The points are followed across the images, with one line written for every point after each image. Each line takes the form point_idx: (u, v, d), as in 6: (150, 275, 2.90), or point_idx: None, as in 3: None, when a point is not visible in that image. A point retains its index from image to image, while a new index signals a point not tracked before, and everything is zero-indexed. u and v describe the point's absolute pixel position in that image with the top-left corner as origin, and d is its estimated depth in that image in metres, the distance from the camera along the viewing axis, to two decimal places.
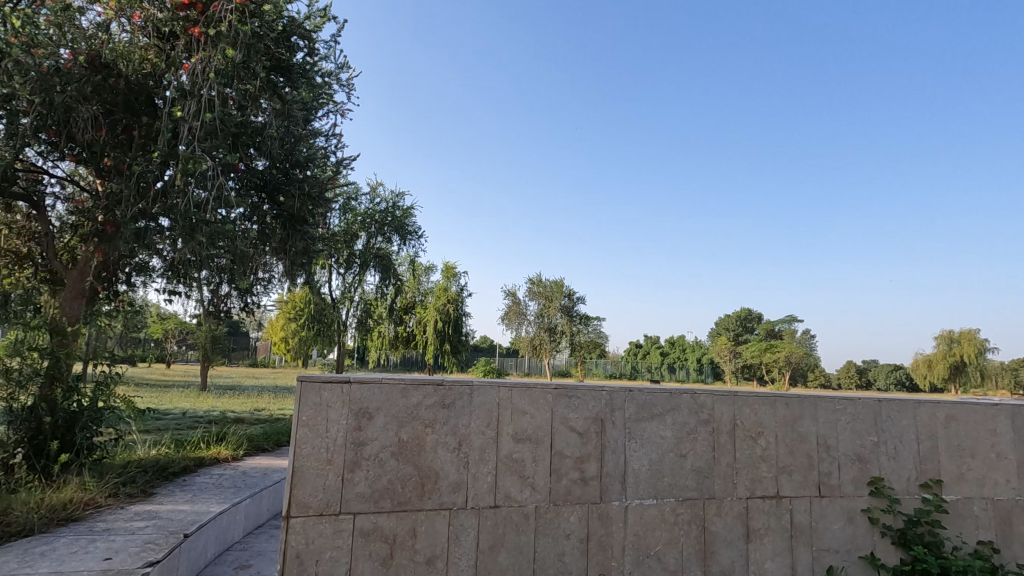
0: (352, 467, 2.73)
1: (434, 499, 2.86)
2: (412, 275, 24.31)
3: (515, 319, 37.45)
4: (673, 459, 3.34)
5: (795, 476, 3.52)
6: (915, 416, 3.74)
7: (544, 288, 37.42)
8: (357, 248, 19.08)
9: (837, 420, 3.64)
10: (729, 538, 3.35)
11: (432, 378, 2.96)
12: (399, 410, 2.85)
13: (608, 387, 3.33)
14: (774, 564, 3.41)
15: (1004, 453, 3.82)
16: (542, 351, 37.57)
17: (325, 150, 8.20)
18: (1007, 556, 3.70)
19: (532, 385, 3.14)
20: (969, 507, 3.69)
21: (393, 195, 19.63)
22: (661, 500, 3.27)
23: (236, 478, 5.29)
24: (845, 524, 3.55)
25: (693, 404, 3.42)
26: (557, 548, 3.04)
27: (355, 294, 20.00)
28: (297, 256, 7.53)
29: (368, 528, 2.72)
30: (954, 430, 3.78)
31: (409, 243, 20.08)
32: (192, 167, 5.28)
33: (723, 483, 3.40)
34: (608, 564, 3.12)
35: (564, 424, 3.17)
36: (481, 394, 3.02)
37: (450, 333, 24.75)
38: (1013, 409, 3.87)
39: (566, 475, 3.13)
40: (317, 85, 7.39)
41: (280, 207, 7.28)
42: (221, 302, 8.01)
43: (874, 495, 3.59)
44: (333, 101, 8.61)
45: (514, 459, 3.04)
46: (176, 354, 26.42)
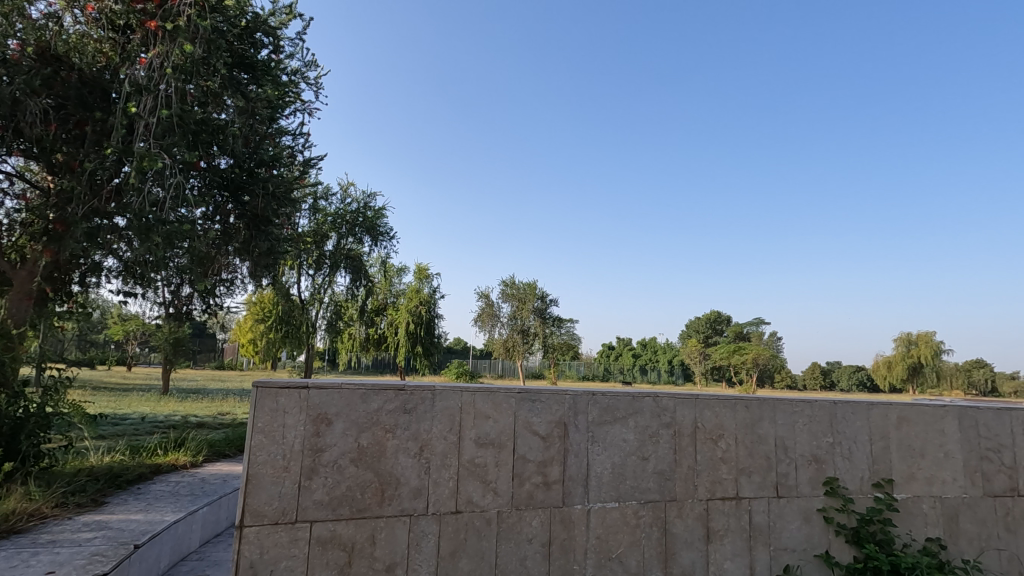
0: (309, 475, 2.67)
1: (395, 505, 2.82)
2: (384, 276, 24.05)
3: (489, 320, 37.40)
4: (635, 462, 3.37)
5: (754, 478, 3.59)
6: (869, 417, 3.85)
7: (517, 290, 37.50)
8: (328, 248, 18.81)
9: (795, 422, 3.73)
10: (689, 539, 3.40)
11: (394, 382, 2.93)
12: (359, 415, 2.81)
13: (571, 390, 3.34)
14: (732, 564, 3.46)
15: (952, 452, 3.96)
16: (514, 353, 37.61)
17: (291, 149, 8.06)
18: (954, 552, 3.83)
19: (495, 389, 3.13)
20: (918, 505, 3.81)
21: (364, 195, 19.43)
22: (623, 503, 3.29)
23: (194, 485, 5.13)
24: (801, 524, 3.63)
25: (655, 407, 3.46)
26: (519, 553, 3.04)
27: (325, 295, 19.70)
28: (262, 257, 7.37)
29: (325, 536, 2.67)
30: (904, 431, 3.91)
31: (381, 243, 19.89)
32: (148, 165, 5.13)
33: (684, 485, 3.45)
34: (570, 567, 3.12)
35: (526, 428, 3.17)
36: (443, 399, 3.00)
37: (422, 334, 24.58)
38: (960, 410, 4.02)
39: (529, 480, 3.13)
40: (282, 83, 7.24)
41: (244, 206, 7.13)
42: (182, 303, 7.80)
43: (829, 494, 3.69)
44: (300, 99, 8.48)
45: (477, 464, 3.03)
46: (138, 356, 25.61)
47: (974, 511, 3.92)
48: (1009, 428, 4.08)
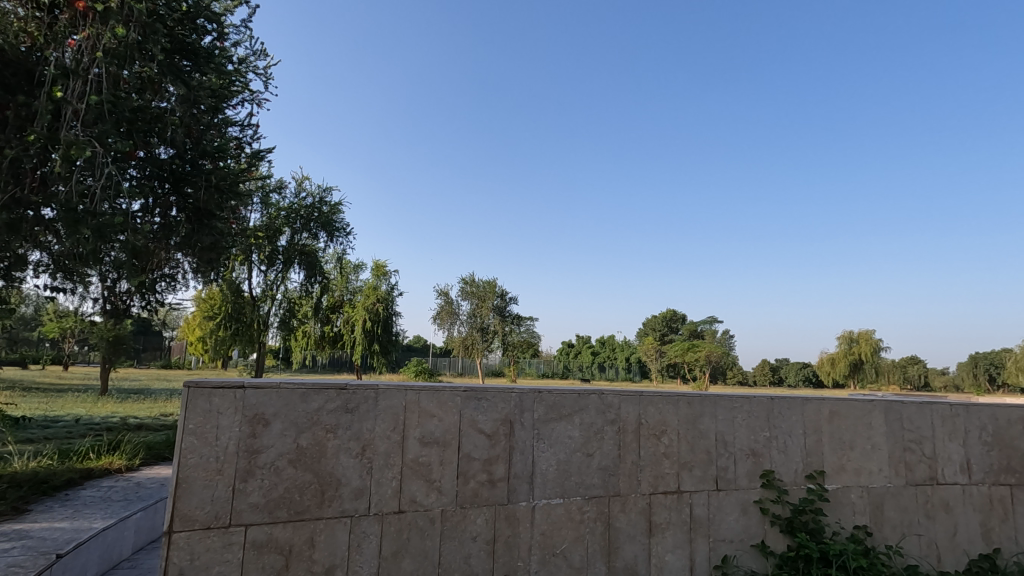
0: (244, 477, 2.59)
1: (335, 507, 2.77)
2: (339, 273, 23.67)
3: (448, 318, 37.15)
4: (580, 458, 3.42)
5: (695, 472, 3.69)
6: (803, 412, 4.03)
7: (477, 288, 37.40)
8: (280, 244, 18.34)
9: (734, 417, 3.86)
10: (632, 533, 3.47)
11: (336, 381, 2.88)
12: (298, 415, 2.75)
13: (518, 388, 3.36)
14: (673, 557, 3.56)
15: (878, 444, 4.18)
16: (473, 351, 37.44)
17: (238, 140, 7.82)
18: (879, 539, 4.05)
19: (440, 388, 3.12)
20: (847, 495, 4.02)
21: (319, 189, 19.03)
22: (567, 499, 3.34)
23: (128, 489, 4.90)
24: (739, 516, 3.76)
25: (600, 404, 3.52)
26: (463, 551, 3.03)
27: (277, 292, 19.21)
28: (204, 252, 7.11)
29: (261, 540, 2.59)
30: (836, 424, 4.11)
31: (337, 240, 19.48)
32: (75, 154, 4.86)
33: (628, 481, 3.52)
34: (514, 564, 3.15)
35: (472, 426, 3.17)
36: (387, 398, 2.97)
37: (379, 332, 24.18)
38: (886, 404, 4.25)
39: (474, 478, 3.13)
40: (227, 72, 7.00)
41: (186, 199, 6.87)
42: (120, 300, 7.48)
43: (765, 486, 3.84)
44: (247, 89, 8.26)
45: (421, 463, 3.00)
46: (74, 354, 24.29)
47: (897, 499, 4.14)
48: (930, 420, 4.33)
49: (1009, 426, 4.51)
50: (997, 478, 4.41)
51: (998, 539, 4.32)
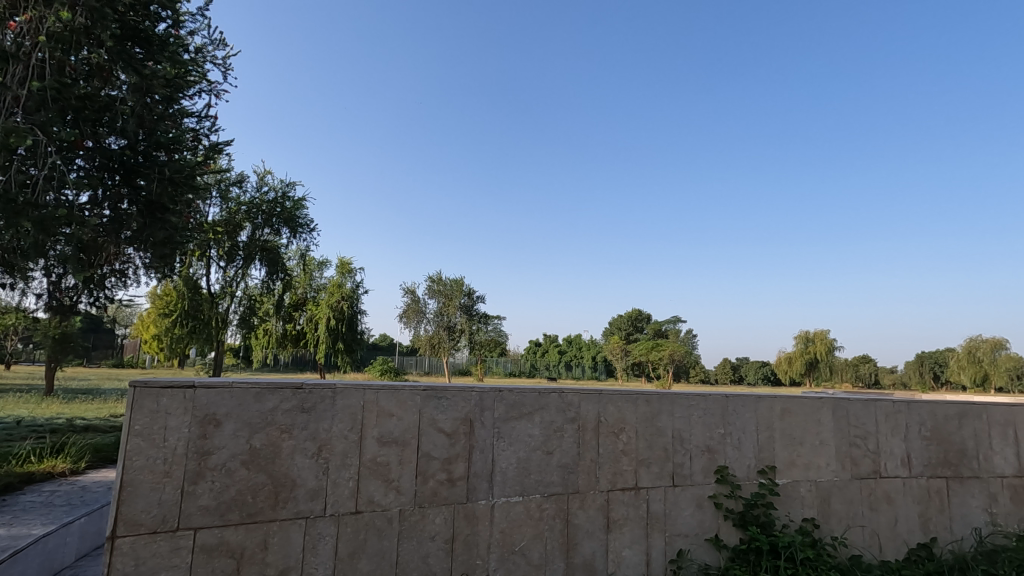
0: (194, 479, 2.52)
1: (289, 508, 2.72)
2: (303, 270, 23.39)
3: (414, 317, 36.80)
4: (540, 456, 3.45)
5: (653, 468, 3.77)
6: (756, 409, 4.17)
7: (444, 287, 37.18)
8: (241, 239, 17.86)
9: (690, 414, 3.96)
10: (590, 530, 3.52)
11: (292, 380, 2.83)
12: (251, 415, 2.68)
13: (478, 387, 3.37)
14: (631, 552, 3.63)
15: (826, 440, 4.35)
16: (440, 350, 37.23)
17: (194, 132, 7.59)
18: (826, 531, 4.22)
19: (399, 387, 3.10)
20: (796, 489, 4.17)
21: (282, 184, 18.63)
22: (527, 497, 3.36)
23: (72, 494, 4.69)
24: (694, 510, 3.86)
25: (560, 403, 3.56)
26: (421, 550, 3.02)
27: (237, 289, 18.68)
28: (155, 247, 6.85)
29: (211, 543, 2.52)
30: (787, 421, 4.26)
31: (300, 236, 19.07)
32: (16, 143, 4.62)
33: (587, 478, 3.57)
34: (473, 563, 3.15)
35: (432, 425, 3.16)
36: (344, 397, 2.93)
37: (343, 331, 23.72)
38: (834, 402, 4.43)
39: (433, 477, 3.12)
40: (182, 61, 6.77)
41: (138, 191, 6.62)
42: (66, 296, 7.17)
43: (719, 482, 3.95)
44: (204, 79, 8.03)
45: (379, 463, 2.98)
46: (17, 353, 23.15)
47: (843, 492, 4.32)
48: (874, 417, 4.53)
49: (946, 422, 4.75)
50: (934, 471, 4.63)
51: (935, 529, 4.54)
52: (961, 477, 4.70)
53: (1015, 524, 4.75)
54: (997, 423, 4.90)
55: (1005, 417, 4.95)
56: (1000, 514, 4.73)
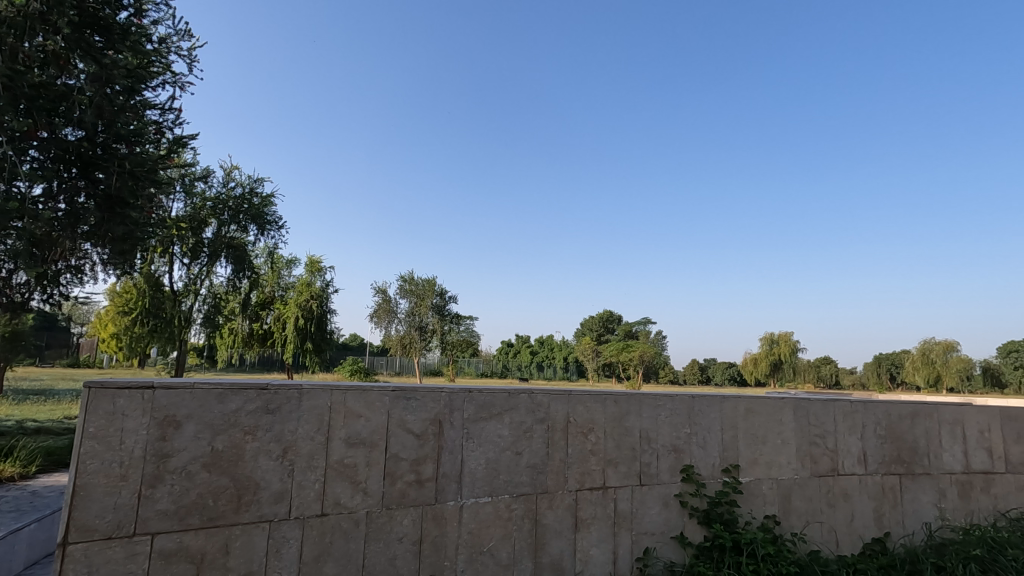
0: (152, 483, 2.45)
1: (252, 512, 2.67)
2: (270, 268, 22.93)
3: (385, 316, 36.41)
4: (509, 456, 3.46)
5: (620, 468, 3.82)
6: (722, 409, 4.27)
7: (416, 286, 36.88)
8: (206, 236, 17.33)
9: (658, 414, 4.03)
10: (558, 530, 3.55)
11: (256, 381, 2.78)
12: (214, 417, 2.62)
13: (448, 388, 3.36)
14: (598, 550, 3.67)
15: (788, 439, 4.48)
16: (411, 351, 36.93)
17: (157, 124, 7.36)
18: (787, 527, 4.34)
19: (368, 388, 3.07)
20: (759, 486, 4.28)
21: (250, 180, 18.22)
22: (495, 497, 3.37)
23: (21, 499, 4.49)
24: (661, 509, 3.93)
25: (530, 403, 3.57)
26: (389, 552, 3.00)
27: (201, 287, 18.16)
28: (114, 243, 6.61)
29: (170, 549, 2.45)
30: (751, 421, 4.38)
31: (268, 233, 18.67)
32: None
33: (555, 477, 3.59)
34: (440, 564, 3.14)
35: (401, 426, 3.14)
36: (311, 398, 2.88)
37: (312, 330, 23.25)
38: (795, 402, 4.57)
39: (401, 478, 3.10)
40: (145, 52, 6.56)
41: (96, 185, 6.40)
42: (16, 292, 6.88)
43: (685, 481, 4.03)
44: (169, 70, 7.81)
45: (346, 464, 2.94)
46: None
47: (803, 489, 4.46)
48: (833, 416, 4.69)
49: (900, 421, 4.94)
50: (888, 468, 4.82)
51: (889, 524, 4.72)
52: (913, 474, 4.89)
53: (962, 518, 4.98)
54: (947, 422, 5.12)
55: (955, 417, 5.17)
56: (948, 509, 4.94)
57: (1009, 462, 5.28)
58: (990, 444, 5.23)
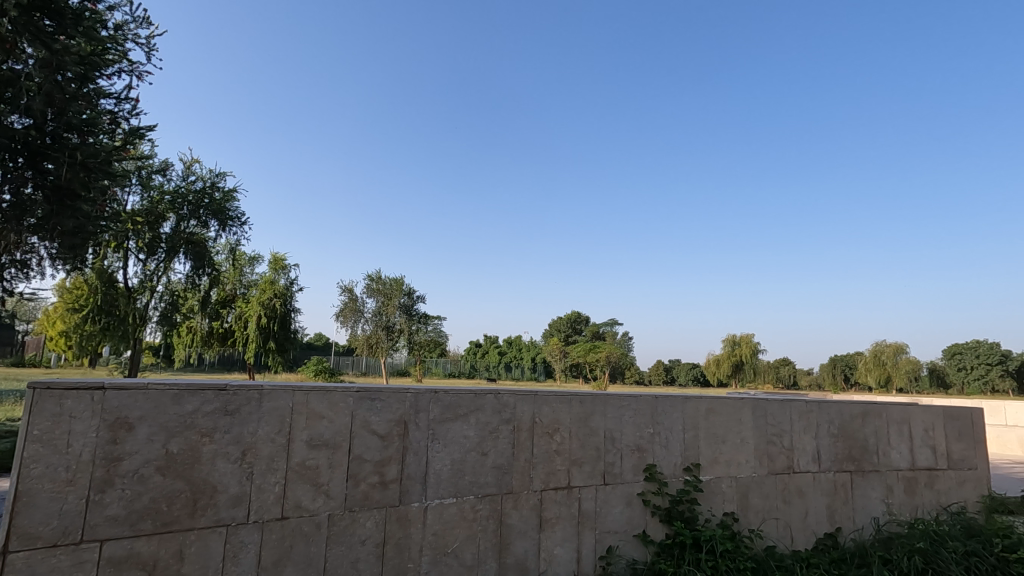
0: (101, 488, 2.35)
1: (209, 516, 2.59)
2: (232, 265, 22.32)
3: (351, 316, 35.84)
4: (474, 457, 3.46)
5: (585, 468, 3.87)
6: (684, 409, 4.36)
7: (383, 286, 36.47)
8: (164, 231, 16.80)
9: (622, 414, 4.09)
10: (523, 530, 3.56)
11: (215, 382, 2.70)
12: (169, 418, 2.54)
13: (414, 389, 3.33)
14: (562, 549, 3.70)
15: (746, 438, 4.61)
16: (378, 351, 36.47)
17: (112, 114, 7.09)
18: (744, 524, 4.47)
19: (331, 388, 3.03)
20: (718, 485, 4.40)
21: (211, 174, 17.72)
22: (460, 498, 3.36)
23: None
24: (624, 508, 3.99)
25: (496, 404, 3.58)
26: (351, 555, 2.96)
27: (158, 284, 17.60)
28: (64, 237, 6.32)
29: (120, 556, 2.36)
30: (711, 421, 4.49)
31: (229, 229, 18.18)
32: None
33: (521, 478, 3.61)
34: (404, 566, 3.11)
35: (365, 427, 3.10)
36: (272, 399, 2.82)
37: (275, 330, 22.66)
38: (754, 402, 4.70)
39: (365, 480, 3.06)
40: (100, 38, 6.31)
41: (45, 176, 6.12)
42: None
43: (648, 480, 4.10)
44: (125, 59, 7.52)
45: (308, 466, 2.89)
46: None
47: (760, 487, 4.59)
48: (789, 416, 4.85)
49: (852, 420, 5.15)
50: (840, 466, 5.01)
51: (840, 520, 4.90)
52: (863, 471, 5.10)
53: (908, 513, 5.22)
54: (895, 421, 5.35)
55: (902, 416, 5.42)
56: (895, 505, 5.17)
57: (951, 459, 5.56)
58: (934, 442, 5.49)
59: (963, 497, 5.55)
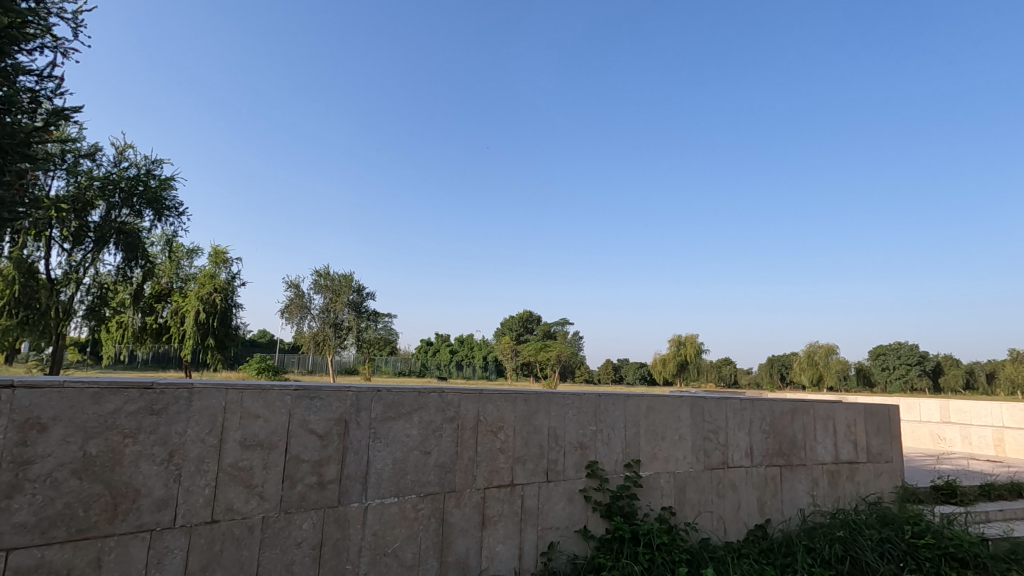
0: (8, 494, 2.19)
1: (130, 521, 2.46)
2: (168, 258, 21.21)
3: (297, 312, 34.78)
4: (417, 456, 3.43)
5: (528, 465, 3.91)
6: (625, 407, 4.48)
7: (332, 282, 35.60)
8: (92, 219, 15.72)
9: (565, 412, 4.16)
10: (465, 528, 3.57)
11: (139, 380, 2.57)
12: (88, 418, 2.39)
13: (355, 387, 3.28)
14: (504, 547, 3.73)
15: (684, 435, 4.78)
16: (325, 348, 35.57)
17: (32, 92, 6.64)
18: (680, 517, 4.63)
19: (268, 387, 2.93)
20: (657, 480, 4.54)
21: (147, 161, 16.82)
22: (402, 498, 3.33)
23: None
24: (565, 504, 4.06)
25: (440, 402, 3.57)
26: (285, 558, 2.88)
27: (84, 276, 16.60)
28: None
29: (29, 565, 2.21)
30: (651, 418, 4.62)
31: (166, 220, 17.28)
32: None
33: (464, 476, 3.61)
34: (342, 568, 3.06)
35: (303, 427, 3.02)
36: (202, 397, 2.71)
37: (215, 326, 21.69)
38: (691, 400, 4.87)
39: (302, 481, 2.98)
40: (21, 10, 5.92)
41: None
42: None
43: (589, 476, 4.19)
44: (47, 35, 7.06)
45: (240, 468, 2.79)
46: None
47: (696, 482, 4.77)
48: (724, 413, 5.06)
49: (782, 417, 5.43)
50: (770, 460, 5.27)
51: (770, 512, 5.16)
52: (791, 465, 5.39)
53: (830, 504, 5.55)
54: (821, 418, 5.68)
55: (827, 412, 5.75)
56: (819, 496, 5.49)
57: (870, 453, 5.95)
58: (855, 437, 5.86)
59: (880, 488, 5.95)
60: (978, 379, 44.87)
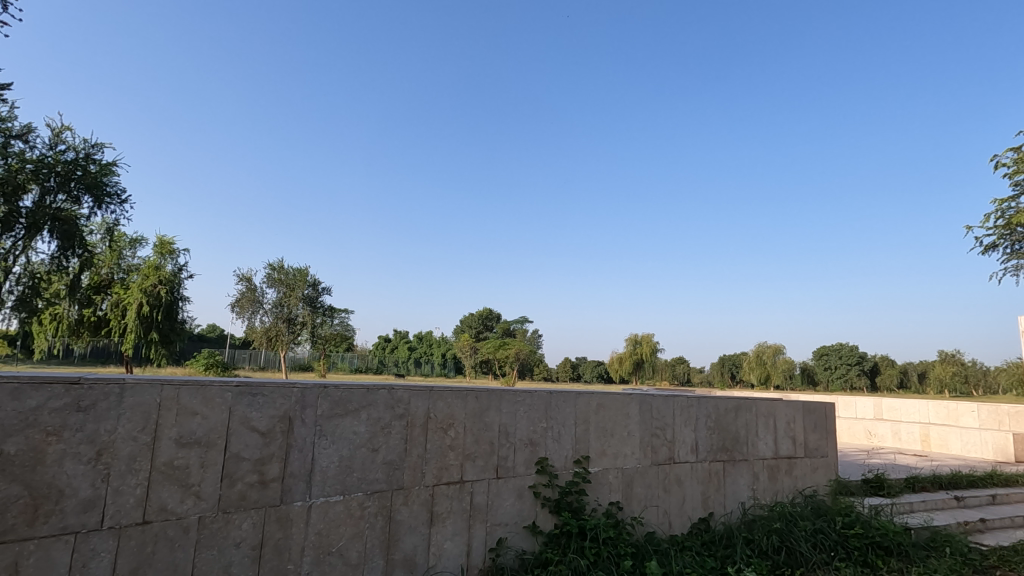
0: None
1: (52, 524, 2.34)
2: (109, 247, 20.18)
3: (249, 307, 33.63)
4: (364, 454, 3.39)
5: (477, 462, 3.92)
6: (576, 405, 4.54)
7: (286, 276, 34.60)
8: (23, 205, 14.72)
9: (517, 410, 4.18)
10: (412, 525, 3.55)
11: (66, 376, 2.44)
12: (6, 416, 2.26)
13: (301, 383, 3.21)
14: (452, 544, 3.73)
15: (632, 431, 4.89)
16: (278, 344, 34.57)
17: None
18: (627, 512, 4.74)
19: (207, 383, 2.83)
20: (605, 476, 4.64)
21: (86, 144, 15.95)
22: (347, 496, 3.28)
23: None
24: (515, 500, 4.09)
25: (389, 399, 3.54)
26: (222, 560, 2.80)
27: (13, 265, 15.56)
28: None
29: None
30: (601, 415, 4.71)
31: (106, 207, 16.43)
32: None
33: (412, 474, 3.58)
34: (282, 568, 3.00)
35: (244, 424, 2.93)
36: (135, 394, 2.60)
37: (159, 319, 20.76)
38: (640, 397, 5.00)
39: (242, 479, 2.90)
40: None
41: None
42: None
43: (539, 472, 4.23)
44: None
45: (175, 466, 2.69)
46: None
47: (643, 477, 4.89)
48: (672, 410, 5.20)
49: (725, 414, 5.62)
50: (714, 456, 5.45)
51: (712, 505, 5.33)
52: (734, 460, 5.59)
53: (769, 497, 5.80)
54: (762, 415, 5.92)
55: (768, 409, 6.00)
56: (759, 490, 5.73)
57: (808, 448, 6.23)
58: (794, 433, 6.13)
59: (815, 482, 6.25)
60: (911, 378, 47.61)
